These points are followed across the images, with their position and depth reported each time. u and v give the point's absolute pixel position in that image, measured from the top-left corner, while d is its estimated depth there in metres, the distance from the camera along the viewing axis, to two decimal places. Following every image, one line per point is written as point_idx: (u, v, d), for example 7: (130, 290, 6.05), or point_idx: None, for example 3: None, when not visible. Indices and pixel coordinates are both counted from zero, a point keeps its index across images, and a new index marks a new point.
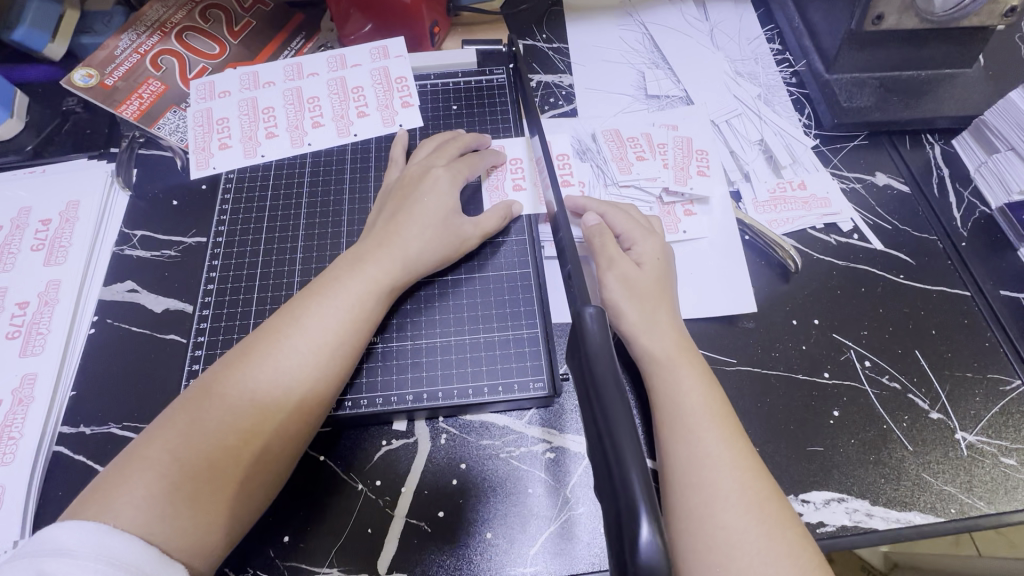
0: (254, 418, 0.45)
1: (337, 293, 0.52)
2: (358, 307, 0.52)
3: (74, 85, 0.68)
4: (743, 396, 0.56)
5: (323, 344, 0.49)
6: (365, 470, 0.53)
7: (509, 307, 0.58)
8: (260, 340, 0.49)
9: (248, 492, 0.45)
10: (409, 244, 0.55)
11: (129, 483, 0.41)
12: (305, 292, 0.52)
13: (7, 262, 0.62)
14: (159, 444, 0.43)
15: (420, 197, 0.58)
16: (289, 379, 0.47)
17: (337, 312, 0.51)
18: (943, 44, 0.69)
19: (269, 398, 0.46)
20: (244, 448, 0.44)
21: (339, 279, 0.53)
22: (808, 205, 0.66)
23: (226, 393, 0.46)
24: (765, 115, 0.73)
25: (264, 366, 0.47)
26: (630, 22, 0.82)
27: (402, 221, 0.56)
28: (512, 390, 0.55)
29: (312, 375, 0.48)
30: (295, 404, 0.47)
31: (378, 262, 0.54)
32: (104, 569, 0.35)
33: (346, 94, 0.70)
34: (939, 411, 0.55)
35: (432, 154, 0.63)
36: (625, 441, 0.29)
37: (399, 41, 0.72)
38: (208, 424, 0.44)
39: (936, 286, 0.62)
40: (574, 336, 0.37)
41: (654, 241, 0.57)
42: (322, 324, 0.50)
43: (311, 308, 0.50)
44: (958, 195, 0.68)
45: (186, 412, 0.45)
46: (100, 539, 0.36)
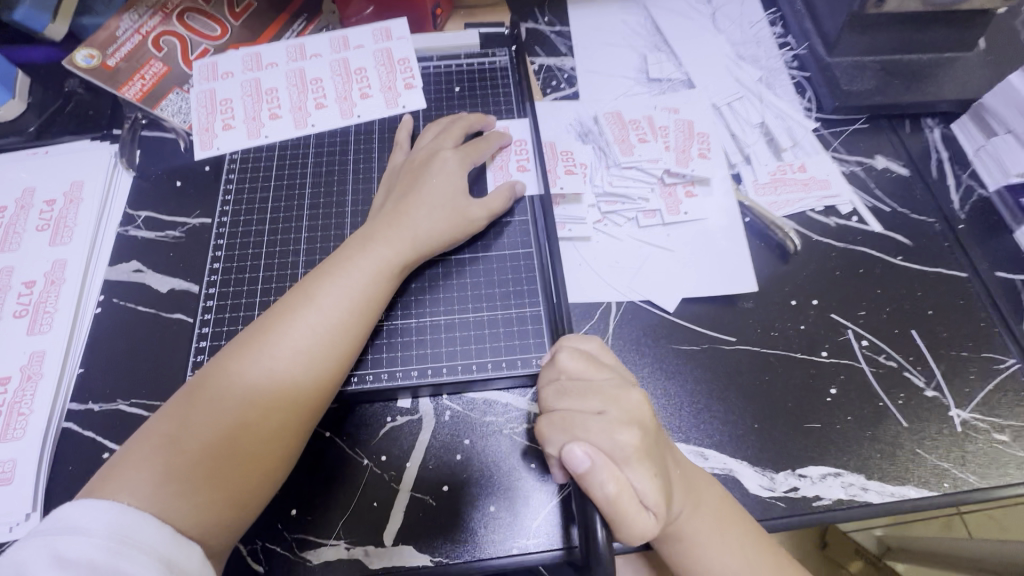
0: (268, 396, 0.46)
1: (348, 272, 0.52)
2: (368, 287, 0.52)
3: (75, 66, 0.67)
4: (742, 374, 0.57)
5: (335, 323, 0.50)
6: (371, 446, 0.54)
7: (512, 286, 0.59)
8: (273, 319, 0.49)
9: (262, 468, 0.45)
10: (417, 224, 0.56)
11: (147, 460, 0.42)
12: (315, 273, 0.52)
13: (12, 243, 0.63)
14: (177, 423, 0.44)
15: (429, 179, 0.58)
16: (303, 356, 0.48)
17: (347, 292, 0.51)
18: (945, 27, 0.70)
19: (285, 375, 0.47)
20: (258, 425, 0.45)
21: (350, 259, 0.53)
22: (807, 187, 0.67)
23: (242, 371, 0.46)
24: (766, 98, 0.73)
25: (277, 344, 0.47)
26: (632, 5, 0.82)
27: (410, 202, 0.57)
28: (515, 367, 0.55)
29: (324, 354, 0.48)
30: (307, 382, 0.47)
31: (388, 242, 0.54)
32: (118, 545, 0.36)
33: (348, 76, 0.70)
34: (934, 389, 0.56)
35: (439, 137, 0.63)
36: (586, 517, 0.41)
37: (401, 23, 0.72)
38: (226, 401, 0.45)
39: (932, 267, 0.63)
40: None
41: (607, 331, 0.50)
42: (334, 303, 0.50)
43: (322, 288, 0.51)
44: (957, 177, 0.68)
45: (201, 391, 0.46)
46: (113, 518, 0.37)
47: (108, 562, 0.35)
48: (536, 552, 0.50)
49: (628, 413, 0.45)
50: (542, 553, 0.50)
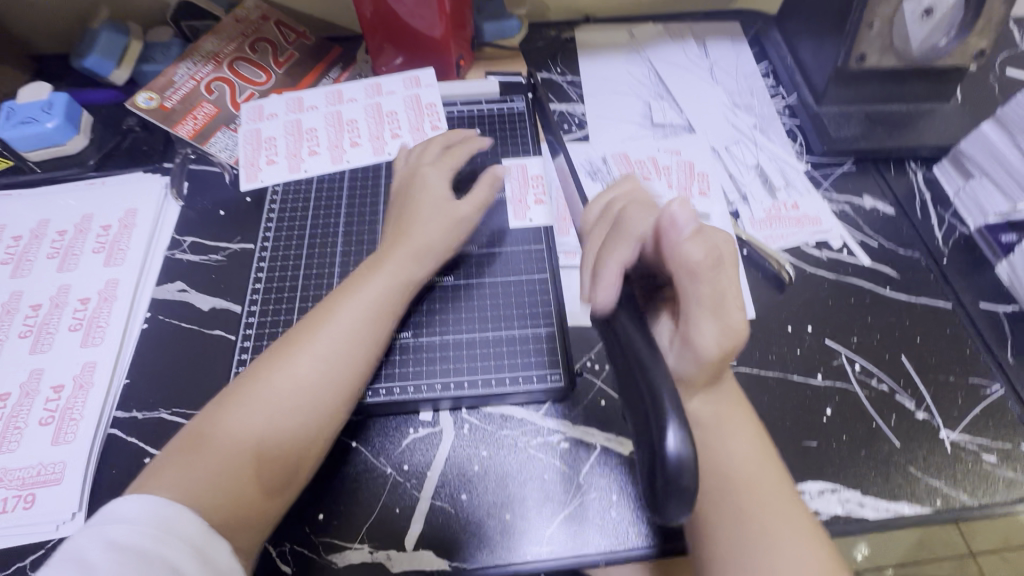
0: (296, 404, 0.50)
1: (366, 289, 0.57)
2: (382, 302, 0.57)
3: (137, 107, 0.76)
4: (742, 394, 0.61)
5: (350, 336, 0.54)
6: (394, 456, 0.58)
7: (528, 307, 0.63)
8: (298, 334, 0.54)
9: (287, 470, 0.49)
10: (427, 236, 0.61)
11: (184, 463, 0.46)
12: (336, 292, 0.57)
13: (71, 263, 0.69)
14: (212, 429, 0.49)
15: (418, 194, 0.65)
16: (326, 366, 0.52)
17: (365, 308, 0.56)
18: (922, 81, 0.77)
19: (308, 384, 0.51)
20: (287, 431, 0.49)
21: (366, 277, 0.58)
22: (801, 223, 0.72)
23: (271, 379, 0.51)
24: (760, 141, 0.80)
25: (301, 357, 0.52)
26: (637, 58, 0.90)
27: (412, 222, 0.62)
28: (530, 381, 0.59)
29: (342, 364, 0.53)
30: (328, 390, 0.52)
31: (400, 258, 0.60)
32: (157, 532, 0.41)
33: (380, 119, 0.77)
34: (924, 411, 0.60)
35: (421, 154, 0.69)
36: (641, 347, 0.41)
37: (429, 73, 0.80)
38: (257, 409, 0.49)
39: (920, 298, 0.67)
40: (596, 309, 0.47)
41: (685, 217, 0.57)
42: (352, 319, 0.55)
43: (341, 305, 0.56)
44: (939, 217, 0.74)
45: (235, 397, 0.50)
46: (157, 511, 0.42)
47: (150, 548, 0.40)
48: (551, 559, 0.52)
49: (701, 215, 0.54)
50: (556, 560, 0.52)
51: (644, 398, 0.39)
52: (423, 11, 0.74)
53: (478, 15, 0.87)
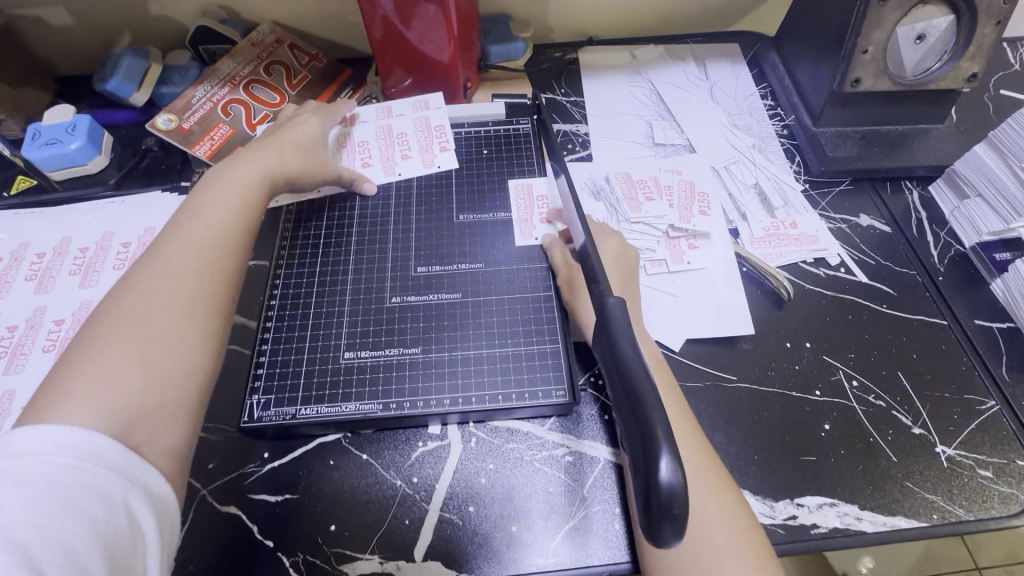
0: (176, 288, 0.50)
1: (217, 194, 0.59)
2: (231, 204, 0.58)
3: (156, 128, 0.79)
4: (741, 409, 0.62)
5: (220, 229, 0.56)
6: (403, 469, 0.59)
7: (533, 323, 0.65)
8: (162, 241, 0.54)
9: (188, 352, 0.48)
10: (282, 153, 0.66)
11: (69, 381, 0.43)
12: (193, 199, 0.58)
13: (92, 279, 0.71)
14: (89, 343, 0.45)
15: (295, 127, 0.71)
16: (199, 255, 0.53)
17: (229, 203, 0.58)
18: (917, 103, 0.79)
19: (183, 273, 0.51)
20: (175, 314, 0.49)
21: (221, 186, 0.60)
22: (799, 241, 0.74)
23: (145, 278, 0.50)
24: (759, 161, 0.82)
25: (170, 253, 0.52)
26: (638, 79, 0.93)
27: (255, 150, 0.66)
28: (537, 398, 0.61)
29: (218, 246, 0.55)
30: (207, 271, 0.52)
31: (258, 168, 0.63)
32: (73, 461, 0.38)
33: (390, 140, 0.80)
34: (921, 427, 0.61)
35: (297, 110, 0.76)
36: (635, 364, 0.38)
37: (438, 96, 0.83)
38: (134, 304, 0.48)
39: (916, 315, 0.69)
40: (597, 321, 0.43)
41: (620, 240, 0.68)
42: (218, 212, 0.57)
43: (202, 205, 0.57)
44: (935, 235, 0.76)
45: (108, 308, 0.48)
46: (64, 435, 0.39)
47: (66, 475, 0.37)
48: (555, 570, 0.54)
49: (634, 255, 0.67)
50: (560, 571, 0.54)
51: (638, 427, 0.35)
52: (433, 32, 0.76)
53: (485, 38, 0.90)
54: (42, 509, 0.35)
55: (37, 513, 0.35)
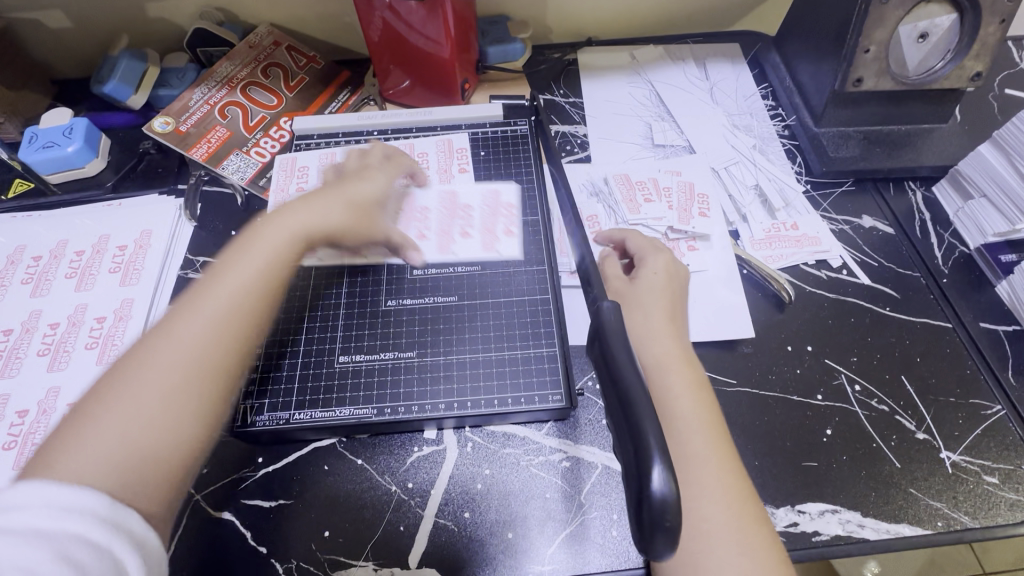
0: (174, 363, 0.43)
1: (252, 246, 0.51)
2: (264, 266, 0.50)
3: (153, 131, 0.79)
4: (741, 414, 0.61)
5: (240, 293, 0.48)
6: (398, 474, 0.59)
7: (530, 327, 0.65)
8: (183, 296, 0.48)
9: (176, 440, 0.42)
10: (328, 203, 0.58)
11: (48, 458, 0.38)
12: (228, 249, 0.51)
13: (88, 282, 0.71)
14: (89, 407, 0.41)
15: (352, 182, 0.62)
16: (208, 325, 0.46)
17: (258, 259, 0.50)
18: (919, 103, 0.78)
19: (188, 349, 0.44)
20: (166, 395, 0.42)
21: (259, 235, 0.52)
22: (800, 243, 0.73)
23: (153, 348, 0.44)
24: (760, 162, 0.81)
25: (184, 316, 0.46)
26: (638, 79, 0.92)
27: (311, 198, 0.58)
28: (533, 402, 0.60)
29: (235, 313, 0.47)
30: (215, 342, 0.45)
31: (300, 218, 0.54)
32: (58, 512, 0.34)
33: (453, 212, 0.73)
34: (925, 432, 0.60)
35: (364, 160, 0.69)
36: (627, 368, 0.37)
37: (461, 136, 0.80)
38: (131, 380, 0.42)
39: (919, 318, 0.68)
40: (593, 327, 0.42)
41: (662, 257, 0.64)
42: (240, 271, 0.49)
43: (234, 259, 0.50)
44: (939, 236, 0.75)
45: (112, 377, 0.43)
46: (51, 492, 0.35)
47: (52, 527, 0.34)
48: None
49: (668, 270, 0.63)
50: None
51: (630, 432, 0.34)
52: (428, 33, 0.76)
53: (483, 39, 0.90)
54: (22, 551, 0.32)
55: (15, 555, 0.32)
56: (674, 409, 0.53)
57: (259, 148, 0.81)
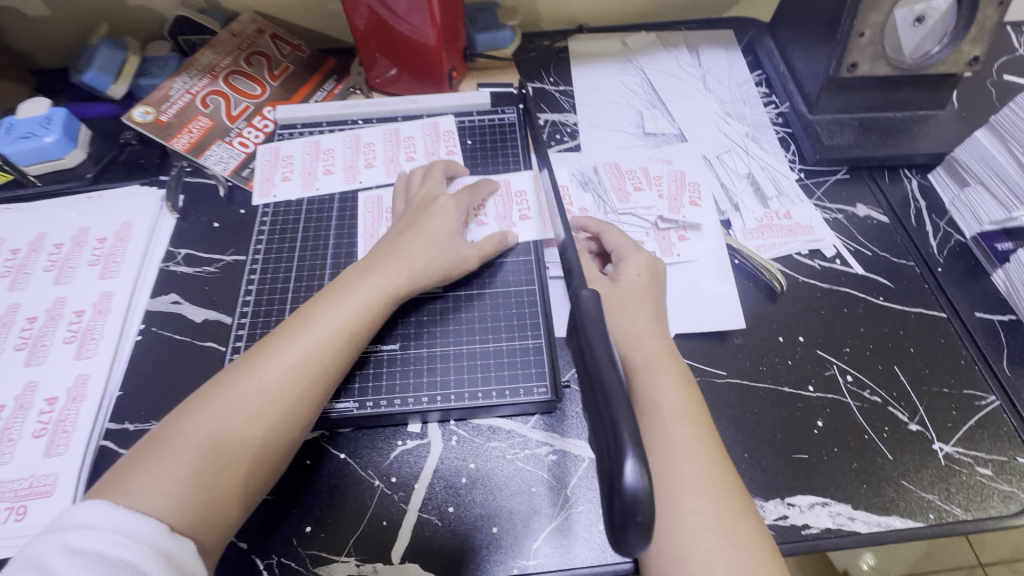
0: (255, 405, 0.50)
1: (337, 302, 0.55)
2: (351, 319, 0.55)
3: (133, 121, 0.77)
4: (731, 407, 0.60)
5: (325, 343, 0.53)
6: (382, 468, 0.58)
7: (515, 318, 0.63)
8: (277, 334, 0.54)
9: (247, 470, 0.49)
10: (409, 257, 0.59)
11: (150, 464, 0.46)
12: (320, 294, 0.57)
13: (66, 275, 0.69)
14: (187, 421, 0.49)
15: (429, 219, 0.62)
16: (294, 370, 0.52)
17: (340, 318, 0.55)
18: (914, 89, 0.76)
19: (273, 389, 0.51)
20: (243, 432, 0.49)
21: (344, 290, 0.57)
22: (793, 232, 0.72)
23: (245, 380, 0.51)
24: (752, 151, 0.79)
25: (275, 355, 0.52)
26: (629, 67, 0.90)
27: (404, 241, 0.60)
28: (517, 396, 0.59)
29: (317, 362, 0.53)
30: (295, 386, 0.52)
31: (382, 276, 0.57)
32: (120, 539, 0.41)
33: (509, 197, 0.71)
34: (918, 424, 0.59)
35: (429, 184, 0.67)
36: (604, 358, 0.36)
37: (448, 119, 0.78)
38: (223, 407, 0.49)
39: (914, 308, 0.67)
40: (573, 317, 0.40)
41: (644, 256, 0.62)
42: (327, 323, 0.54)
43: (319, 314, 0.54)
44: (934, 225, 0.73)
45: (211, 396, 0.50)
46: (118, 515, 0.42)
47: (113, 552, 0.40)
48: (536, 572, 0.52)
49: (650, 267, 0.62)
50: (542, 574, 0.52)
51: (604, 427, 0.33)
52: (413, 20, 0.74)
53: (471, 26, 0.88)
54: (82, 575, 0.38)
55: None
56: (661, 400, 0.54)
57: (242, 138, 0.80)
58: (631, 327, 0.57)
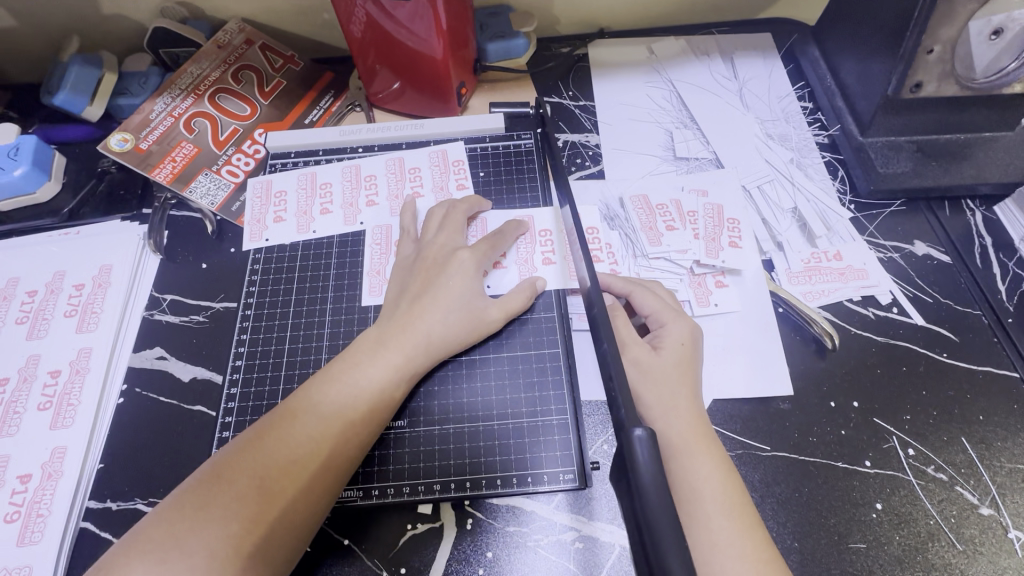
0: (256, 503, 0.43)
1: (350, 379, 0.50)
2: (369, 397, 0.49)
3: (109, 150, 0.69)
4: (779, 485, 0.54)
5: (338, 427, 0.47)
6: (390, 557, 0.51)
7: (537, 389, 0.57)
8: (279, 415, 0.47)
9: None
10: (429, 327, 0.53)
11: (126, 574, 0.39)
12: (328, 368, 0.51)
13: (41, 329, 0.63)
14: (172, 520, 0.41)
15: (446, 280, 0.55)
16: (300, 458, 0.45)
17: (354, 399, 0.49)
18: (984, 109, 0.67)
19: (276, 483, 0.44)
20: (242, 536, 0.41)
21: (357, 363, 0.51)
22: (844, 277, 0.64)
23: (242, 471, 0.44)
24: (797, 181, 0.71)
25: (277, 441, 0.46)
26: (657, 79, 0.81)
27: (424, 305, 0.53)
28: (541, 482, 0.53)
29: (326, 448, 0.46)
30: (300, 478, 0.45)
31: (399, 349, 0.52)
32: None
33: (532, 238, 0.64)
34: (989, 507, 0.53)
35: (445, 231, 0.60)
36: (672, 553, 0.27)
37: (458, 145, 0.71)
38: (216, 506, 0.42)
39: (982, 366, 0.59)
40: (620, 459, 0.33)
41: (683, 322, 0.55)
42: (337, 405, 0.48)
43: (328, 393, 0.49)
44: (1002, 265, 0.65)
45: (199, 491, 0.43)
46: None
47: None
48: None
49: (688, 330, 0.55)
50: None
51: None
52: (420, 30, 0.65)
53: (481, 34, 0.78)
54: None
55: None
56: (703, 490, 0.46)
57: (231, 166, 0.72)
58: (669, 402, 0.50)
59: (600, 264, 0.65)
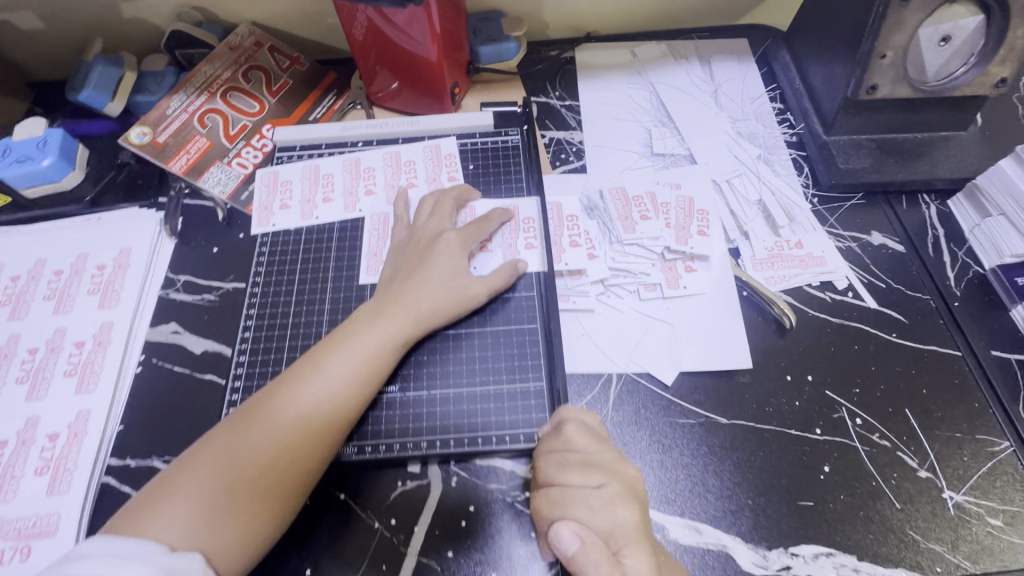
0: (269, 451, 0.48)
1: (350, 345, 0.55)
2: (366, 362, 0.54)
3: (130, 142, 0.75)
4: (737, 449, 0.59)
5: (339, 389, 0.52)
6: (381, 509, 0.56)
7: (517, 359, 0.62)
8: (289, 377, 0.53)
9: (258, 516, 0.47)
10: (420, 301, 0.58)
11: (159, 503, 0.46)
12: (332, 336, 0.56)
13: (66, 305, 0.69)
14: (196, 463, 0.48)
15: (435, 260, 0.61)
16: (305, 415, 0.50)
17: (353, 363, 0.54)
18: (937, 110, 0.73)
19: (285, 436, 0.49)
20: (255, 479, 0.47)
21: (356, 332, 0.56)
22: (804, 263, 0.70)
23: (255, 425, 0.50)
24: (764, 175, 0.77)
25: (285, 399, 0.51)
26: (639, 80, 0.87)
27: (416, 281, 0.59)
28: (518, 441, 0.58)
29: (328, 407, 0.52)
30: (306, 432, 0.50)
31: (392, 318, 0.57)
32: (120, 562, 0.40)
33: (516, 225, 0.69)
34: (928, 470, 0.58)
35: (436, 217, 0.65)
36: None
37: (450, 140, 0.76)
38: (233, 453, 0.48)
39: (927, 345, 0.65)
40: None
41: None
42: (338, 369, 0.53)
43: (331, 358, 0.54)
44: (952, 254, 0.71)
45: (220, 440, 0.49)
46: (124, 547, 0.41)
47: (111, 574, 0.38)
48: None
49: None
50: None
51: None
52: (418, 35, 0.70)
53: (474, 37, 0.84)
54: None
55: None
56: None
57: (241, 158, 0.78)
58: None
59: (579, 249, 0.70)
